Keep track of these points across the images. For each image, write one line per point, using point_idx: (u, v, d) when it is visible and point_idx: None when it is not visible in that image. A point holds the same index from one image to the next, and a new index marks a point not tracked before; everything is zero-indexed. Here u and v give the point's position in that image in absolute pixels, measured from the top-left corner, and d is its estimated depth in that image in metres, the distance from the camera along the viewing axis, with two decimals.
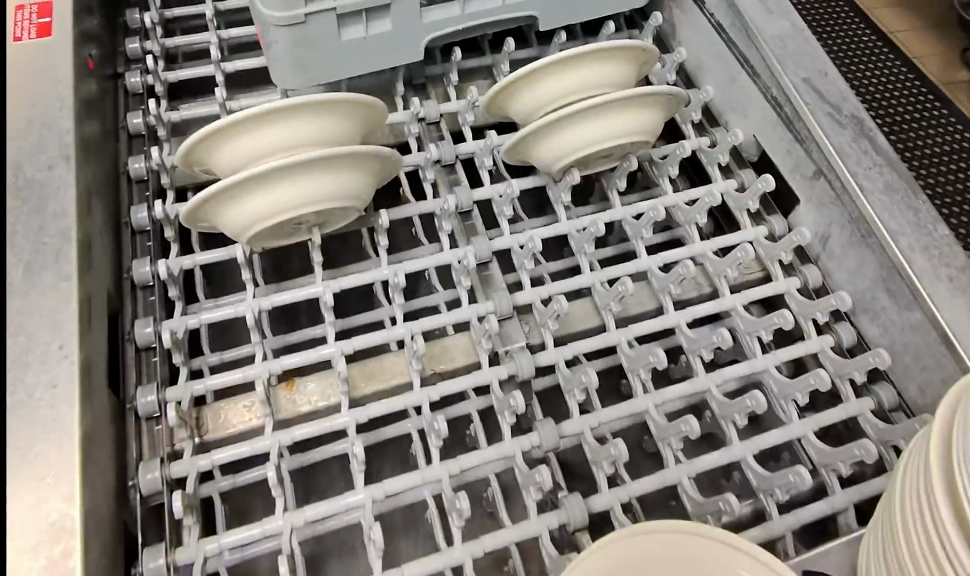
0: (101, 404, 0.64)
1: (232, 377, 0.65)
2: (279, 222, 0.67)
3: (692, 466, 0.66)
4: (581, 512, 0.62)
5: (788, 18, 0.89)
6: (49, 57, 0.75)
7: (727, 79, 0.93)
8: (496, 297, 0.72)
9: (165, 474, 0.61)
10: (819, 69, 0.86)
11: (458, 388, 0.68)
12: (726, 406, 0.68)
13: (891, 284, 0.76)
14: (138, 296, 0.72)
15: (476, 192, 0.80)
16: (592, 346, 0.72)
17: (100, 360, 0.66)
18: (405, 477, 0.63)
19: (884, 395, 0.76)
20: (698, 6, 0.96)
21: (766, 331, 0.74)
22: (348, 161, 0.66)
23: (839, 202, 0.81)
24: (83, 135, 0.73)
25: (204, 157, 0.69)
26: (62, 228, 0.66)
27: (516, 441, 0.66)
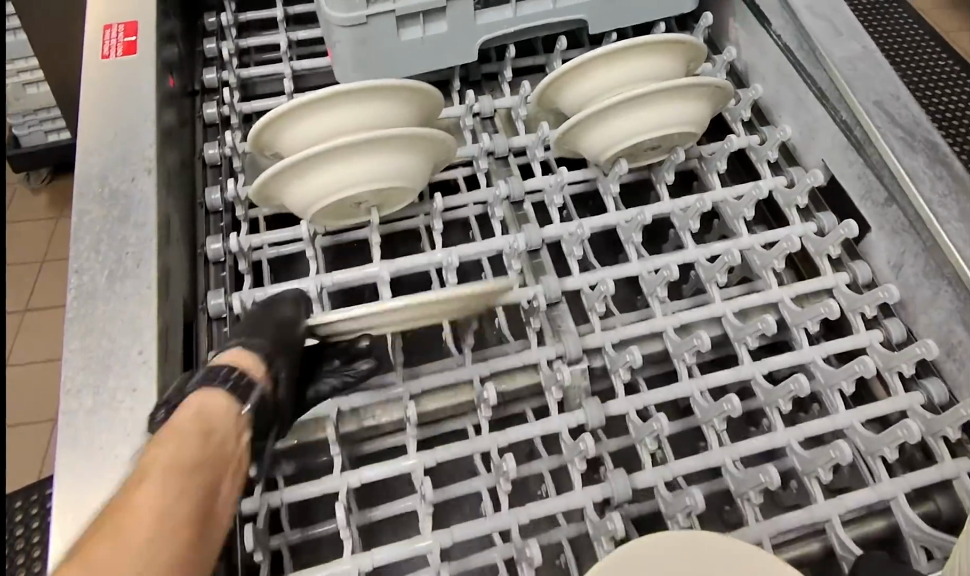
0: (176, 370, 0.67)
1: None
2: (338, 199, 0.72)
3: (736, 449, 0.68)
4: (625, 487, 0.64)
5: (859, 40, 0.89)
6: (135, 66, 0.80)
7: (794, 101, 0.93)
8: (546, 281, 0.74)
9: None
10: (891, 93, 0.85)
11: (511, 363, 0.71)
12: (770, 393, 0.70)
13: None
14: (211, 271, 0.77)
15: (527, 182, 0.83)
16: (639, 332, 0.73)
17: (175, 330, 0.69)
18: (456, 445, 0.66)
19: (933, 389, 0.76)
20: (765, 29, 0.96)
21: (813, 322, 0.75)
22: (402, 142, 0.70)
23: (914, 232, 0.79)
24: (163, 129, 0.78)
25: (272, 141, 0.75)
26: (145, 234, 0.68)
27: (564, 417, 0.68)
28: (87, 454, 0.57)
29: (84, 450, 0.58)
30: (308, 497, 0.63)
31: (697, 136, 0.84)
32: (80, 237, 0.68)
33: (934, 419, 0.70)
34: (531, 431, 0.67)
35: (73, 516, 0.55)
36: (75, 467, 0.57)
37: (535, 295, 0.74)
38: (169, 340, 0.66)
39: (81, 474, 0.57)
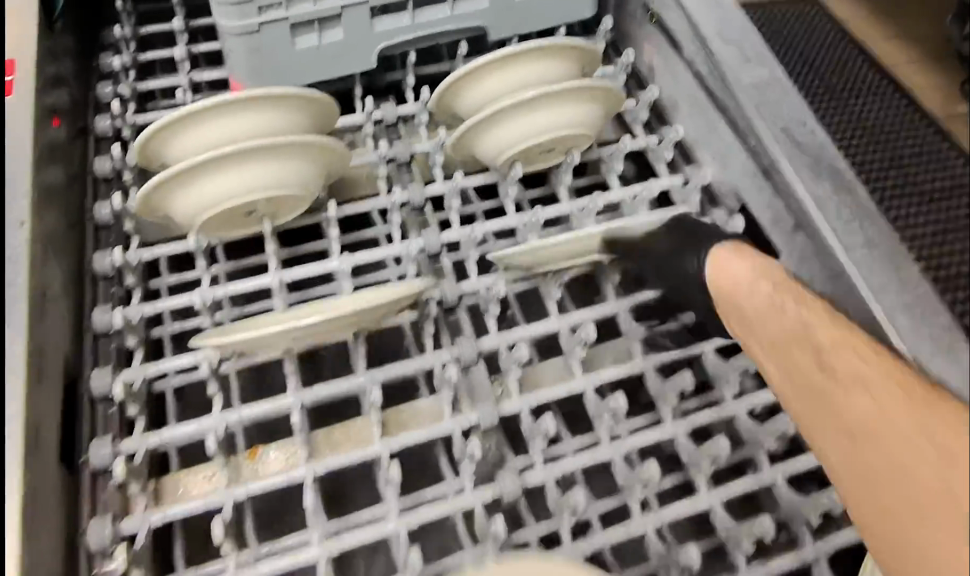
0: (48, 467, 0.63)
1: (191, 428, 0.65)
2: (226, 207, 0.71)
3: (658, 517, 0.66)
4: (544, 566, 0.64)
5: (769, 67, 0.87)
6: (9, 116, 0.74)
7: (721, 146, 0.93)
8: (463, 343, 0.71)
9: (115, 532, 0.61)
10: (801, 120, 0.83)
11: (420, 438, 0.68)
12: (694, 454, 0.69)
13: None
14: (100, 343, 0.72)
15: (444, 234, 0.79)
16: (559, 393, 0.71)
17: (54, 414, 0.67)
18: (361, 532, 0.64)
19: None
20: (683, 61, 0.97)
21: (736, 376, 0.74)
22: (294, 150, 0.70)
23: (835, 282, 0.77)
24: (41, 183, 0.73)
25: (162, 153, 0.72)
26: (12, 296, 0.65)
27: (477, 493, 0.66)
28: None
29: None
30: None
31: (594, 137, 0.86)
32: None
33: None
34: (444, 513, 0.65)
35: None
36: None
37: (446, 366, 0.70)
38: (40, 426, 0.63)
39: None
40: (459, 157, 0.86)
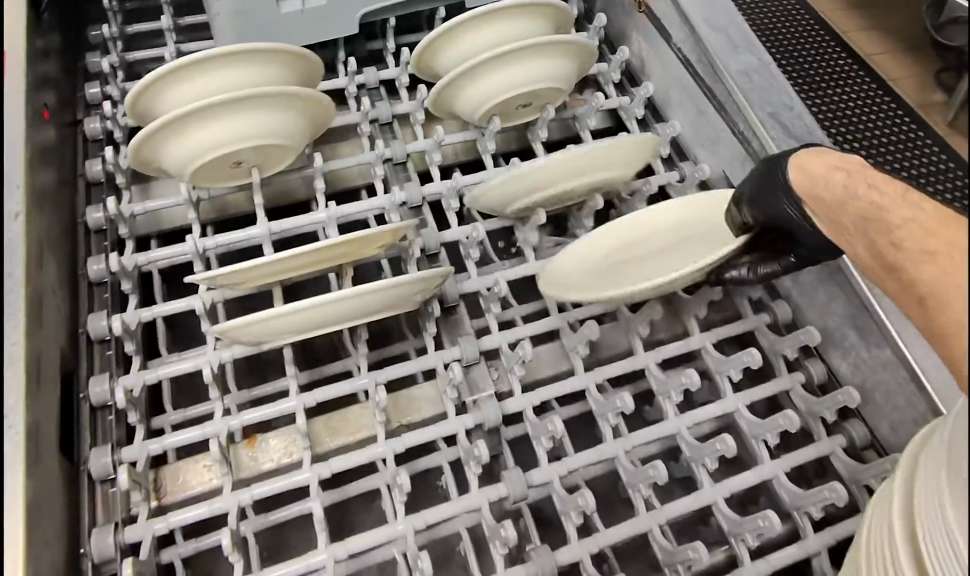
0: (48, 407, 0.64)
1: (187, 365, 0.67)
2: (214, 157, 0.71)
3: (629, 441, 0.69)
4: (521, 485, 0.65)
5: (754, 53, 0.92)
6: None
7: (696, 113, 0.97)
8: (463, 343, 0.71)
9: (117, 460, 0.63)
10: (786, 104, 0.88)
11: (422, 439, 0.67)
12: (696, 450, 0.69)
13: (869, 336, 0.75)
14: (94, 293, 0.74)
15: (443, 234, 0.80)
16: (560, 390, 0.71)
17: (52, 367, 0.67)
18: (353, 455, 0.66)
19: (814, 369, 0.79)
20: (667, 42, 0.99)
21: (736, 371, 0.73)
22: (279, 101, 0.70)
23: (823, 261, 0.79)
24: (33, 146, 0.74)
25: (149, 109, 0.72)
26: (9, 290, 0.64)
27: (460, 419, 0.68)
28: None
29: None
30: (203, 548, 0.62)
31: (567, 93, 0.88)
32: None
33: (814, 402, 0.74)
34: (426, 437, 0.67)
35: None
36: None
37: (429, 302, 0.73)
38: (41, 383, 0.64)
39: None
40: (437, 112, 0.88)
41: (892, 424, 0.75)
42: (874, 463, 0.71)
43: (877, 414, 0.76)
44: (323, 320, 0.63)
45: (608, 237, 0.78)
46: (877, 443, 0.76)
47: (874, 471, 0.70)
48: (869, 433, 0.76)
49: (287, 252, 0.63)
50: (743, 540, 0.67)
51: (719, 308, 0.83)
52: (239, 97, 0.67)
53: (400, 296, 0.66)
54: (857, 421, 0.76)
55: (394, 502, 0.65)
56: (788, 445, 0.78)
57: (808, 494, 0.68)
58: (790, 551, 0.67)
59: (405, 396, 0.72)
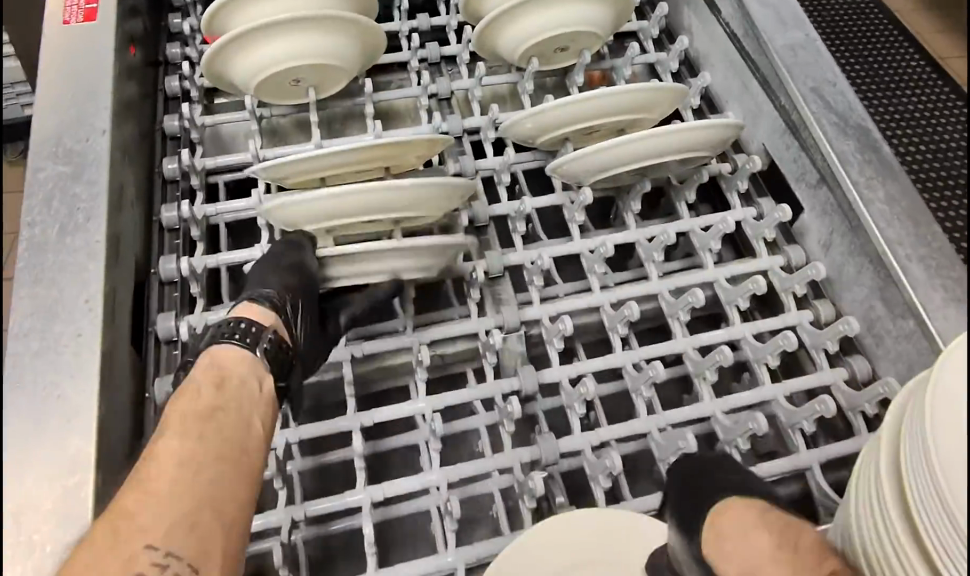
0: (126, 270, 0.77)
1: (239, 254, 0.79)
2: (275, 72, 0.80)
3: (638, 353, 0.77)
4: (532, 380, 0.75)
5: (802, 29, 0.94)
6: (95, 30, 0.84)
7: (740, 87, 1.01)
8: (490, 256, 0.81)
9: (179, 322, 0.76)
10: (829, 80, 0.89)
11: (450, 332, 0.78)
12: (699, 365, 0.76)
13: (887, 292, 0.80)
14: (169, 190, 0.87)
15: (478, 162, 0.88)
16: (578, 304, 0.79)
17: (130, 245, 0.79)
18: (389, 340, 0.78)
19: (822, 309, 0.86)
20: (716, 15, 1.03)
21: (743, 300, 0.80)
22: (332, 22, 0.78)
23: (854, 235, 0.83)
24: (122, 63, 0.85)
25: (225, 27, 0.83)
26: (96, 182, 0.74)
27: (480, 321, 0.79)
28: (41, 399, 0.65)
29: (40, 390, 0.65)
30: None
31: (604, 36, 0.94)
32: (38, 219, 0.72)
33: (819, 334, 0.81)
34: (449, 333, 0.78)
35: (20, 442, 0.63)
36: (32, 409, 0.64)
37: (458, 214, 0.83)
38: (120, 255, 0.75)
39: (25, 409, 0.64)
40: (481, 51, 0.95)
41: (892, 362, 0.81)
42: (868, 390, 0.76)
43: (881, 358, 0.83)
44: (359, 205, 0.71)
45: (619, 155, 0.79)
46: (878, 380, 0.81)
47: (867, 397, 0.76)
48: (870, 372, 0.82)
49: (334, 147, 0.73)
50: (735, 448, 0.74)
51: None
52: (298, 15, 0.75)
53: (425, 199, 0.73)
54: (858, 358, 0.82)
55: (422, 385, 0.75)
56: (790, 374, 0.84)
57: (801, 411, 0.74)
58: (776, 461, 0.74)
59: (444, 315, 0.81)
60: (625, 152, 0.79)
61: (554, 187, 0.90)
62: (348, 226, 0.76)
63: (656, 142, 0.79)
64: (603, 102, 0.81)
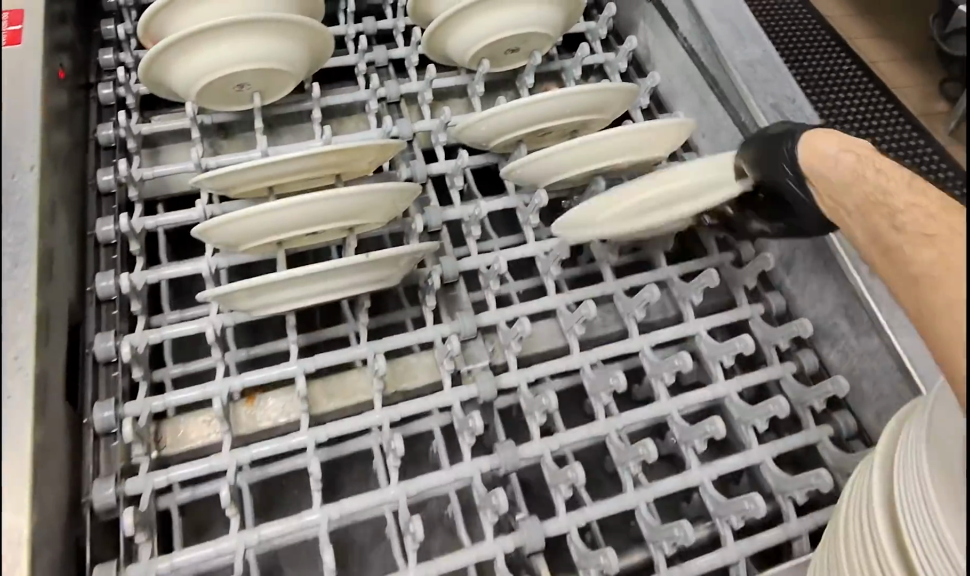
0: (58, 349, 0.66)
1: (191, 325, 0.69)
2: (218, 78, 0.78)
3: (620, 420, 0.70)
4: (511, 456, 0.66)
5: (760, 44, 0.94)
6: (17, 61, 0.73)
7: (697, 102, 1.00)
8: (461, 318, 0.73)
9: (120, 415, 0.64)
10: (788, 96, 0.90)
11: (418, 409, 0.68)
12: (686, 431, 0.69)
13: (859, 328, 0.77)
14: (102, 254, 0.76)
15: (445, 212, 0.81)
16: (555, 367, 0.72)
17: (62, 314, 0.68)
18: (349, 421, 0.67)
19: (805, 360, 0.80)
20: (674, 33, 1.01)
21: (728, 357, 0.74)
22: (284, 29, 0.77)
23: (832, 274, 0.79)
24: (51, 101, 0.75)
25: (162, 29, 0.80)
26: (21, 238, 0.64)
27: (455, 392, 0.70)
28: None
29: None
30: (201, 561, 0.60)
31: (553, 37, 0.93)
32: None
33: (806, 391, 0.75)
34: (422, 407, 0.68)
35: None
36: None
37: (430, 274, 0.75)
38: (50, 328, 0.65)
39: None
40: (435, 59, 0.94)
41: (880, 415, 0.76)
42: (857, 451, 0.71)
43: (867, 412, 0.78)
44: (301, 212, 0.68)
45: (575, 155, 0.77)
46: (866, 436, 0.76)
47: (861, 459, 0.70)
48: (855, 425, 0.76)
49: (287, 154, 0.71)
50: (726, 522, 0.67)
51: (713, 295, 0.84)
52: (250, 20, 0.73)
53: (369, 204, 0.71)
54: (846, 412, 0.77)
55: (390, 469, 0.66)
56: (776, 433, 0.79)
57: (794, 479, 0.68)
58: (771, 534, 0.67)
59: (403, 363, 0.74)
60: (581, 154, 0.77)
61: (527, 238, 0.83)
62: (294, 240, 0.72)
63: (610, 141, 0.76)
64: (552, 101, 0.80)
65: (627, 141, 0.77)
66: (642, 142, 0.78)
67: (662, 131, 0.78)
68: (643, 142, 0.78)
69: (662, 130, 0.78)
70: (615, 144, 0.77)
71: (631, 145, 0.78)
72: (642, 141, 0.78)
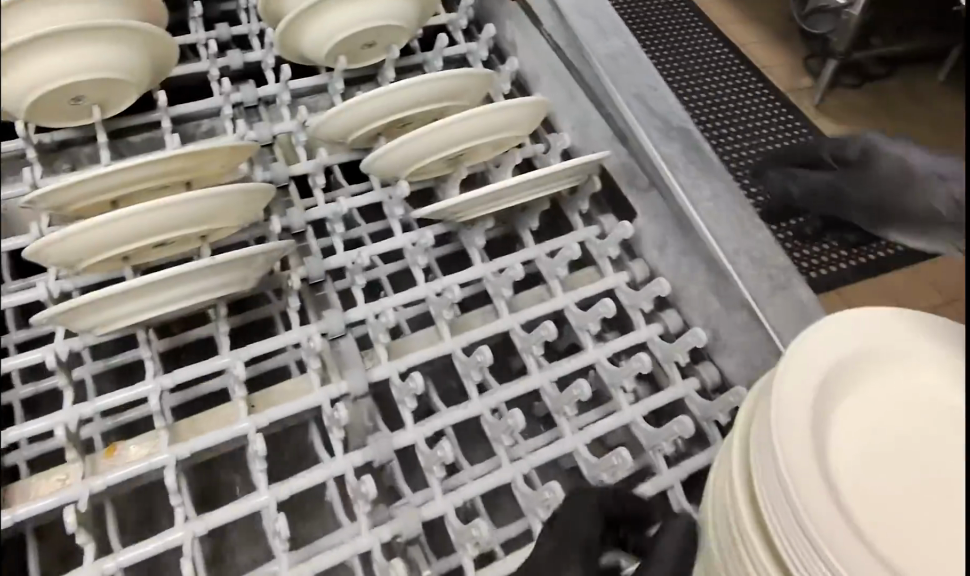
0: None
1: (34, 353, 0.65)
2: (54, 88, 0.73)
3: (495, 397, 0.70)
4: (386, 445, 0.65)
5: (621, 38, 1.00)
6: None
7: (566, 97, 0.99)
8: (328, 315, 0.72)
9: None
10: (650, 86, 0.96)
11: (287, 412, 0.67)
12: (557, 400, 0.70)
13: (720, 287, 0.81)
14: None
15: (308, 213, 0.80)
16: (426, 354, 0.72)
17: None
18: (215, 433, 0.65)
19: (669, 321, 0.83)
20: (536, 25, 1.03)
21: (594, 323, 0.75)
22: (129, 38, 0.75)
23: (690, 238, 0.83)
24: None
25: None
26: None
27: (325, 390, 0.68)
28: None
29: None
30: None
31: (410, 33, 0.94)
32: None
33: (669, 348, 0.77)
34: (290, 410, 0.67)
35: None
36: None
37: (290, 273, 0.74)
38: None
39: None
40: (288, 57, 0.91)
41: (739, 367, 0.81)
42: (721, 401, 0.74)
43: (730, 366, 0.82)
44: (144, 221, 0.65)
45: (428, 139, 0.76)
46: (728, 387, 0.80)
47: (722, 407, 0.74)
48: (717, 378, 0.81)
49: (126, 162, 0.67)
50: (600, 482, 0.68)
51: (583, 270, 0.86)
52: (95, 27, 0.71)
53: (219, 209, 0.69)
54: (708, 366, 0.81)
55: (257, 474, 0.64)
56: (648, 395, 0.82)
57: (660, 431, 0.71)
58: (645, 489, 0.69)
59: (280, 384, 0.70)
60: (438, 137, 0.77)
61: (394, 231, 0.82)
62: (144, 253, 0.69)
63: (464, 123, 0.77)
64: (405, 88, 0.79)
65: (481, 121, 0.77)
66: (495, 124, 0.79)
67: (516, 112, 0.80)
68: (496, 125, 0.79)
69: (515, 110, 0.79)
70: (469, 126, 0.77)
71: (486, 127, 0.79)
72: (496, 124, 0.79)
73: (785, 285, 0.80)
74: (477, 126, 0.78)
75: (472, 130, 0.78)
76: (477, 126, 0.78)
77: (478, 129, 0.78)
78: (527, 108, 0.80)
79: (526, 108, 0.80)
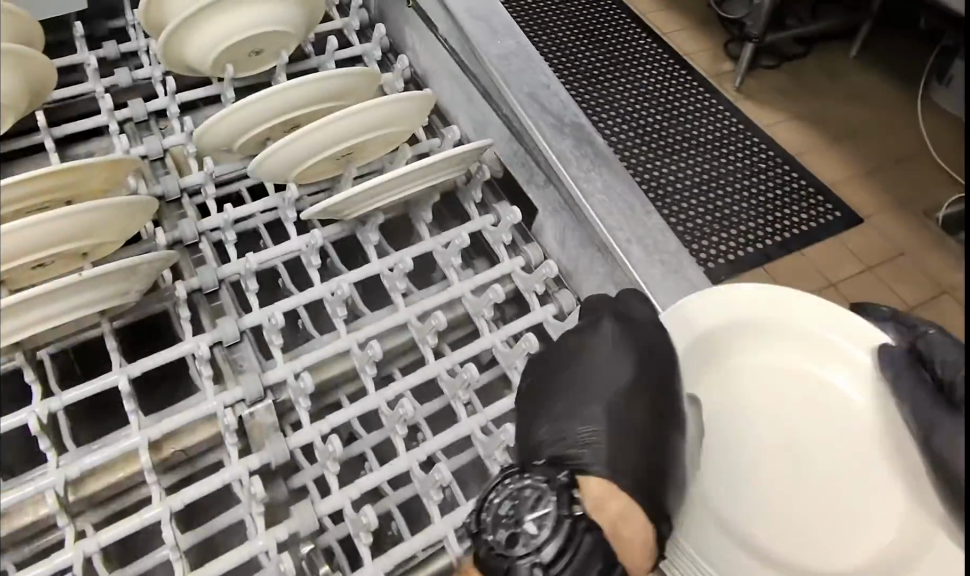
0: None
1: None
2: None
3: (394, 389, 0.71)
4: (281, 448, 0.67)
5: (513, 38, 0.98)
6: None
7: (465, 99, 1.01)
8: (222, 323, 0.72)
9: None
10: (541, 83, 0.94)
11: (180, 423, 0.67)
12: (452, 386, 0.73)
13: (613, 271, 0.83)
14: None
15: (201, 223, 0.79)
16: (323, 353, 0.72)
17: None
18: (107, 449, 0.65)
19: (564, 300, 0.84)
20: (432, 31, 1.02)
21: (488, 310, 0.78)
22: (7, 61, 0.74)
23: (582, 225, 0.86)
24: None
25: None
26: None
27: (219, 398, 0.68)
28: None
29: None
30: None
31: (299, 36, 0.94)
32: None
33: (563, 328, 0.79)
34: (182, 421, 0.67)
35: None
36: None
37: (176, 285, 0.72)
38: None
39: None
40: (174, 68, 0.90)
41: None
42: None
43: None
44: (17, 241, 0.63)
45: (311, 137, 0.76)
46: None
47: None
48: None
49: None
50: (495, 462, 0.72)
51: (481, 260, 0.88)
52: None
53: (99, 223, 0.68)
54: None
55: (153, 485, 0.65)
56: None
57: None
58: None
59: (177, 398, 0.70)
60: (322, 136, 0.77)
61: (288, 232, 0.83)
62: (23, 275, 0.69)
63: (347, 120, 0.77)
64: (288, 89, 0.79)
65: (365, 117, 0.78)
66: (382, 118, 0.80)
67: (402, 106, 0.80)
68: (382, 119, 0.80)
69: (401, 104, 0.80)
70: (353, 122, 0.77)
71: (371, 122, 0.79)
72: (382, 118, 0.80)
73: (678, 267, 0.82)
74: (361, 122, 0.78)
75: (356, 125, 0.78)
76: (361, 122, 0.78)
77: (362, 124, 0.78)
78: (414, 102, 0.81)
79: (413, 101, 0.81)
